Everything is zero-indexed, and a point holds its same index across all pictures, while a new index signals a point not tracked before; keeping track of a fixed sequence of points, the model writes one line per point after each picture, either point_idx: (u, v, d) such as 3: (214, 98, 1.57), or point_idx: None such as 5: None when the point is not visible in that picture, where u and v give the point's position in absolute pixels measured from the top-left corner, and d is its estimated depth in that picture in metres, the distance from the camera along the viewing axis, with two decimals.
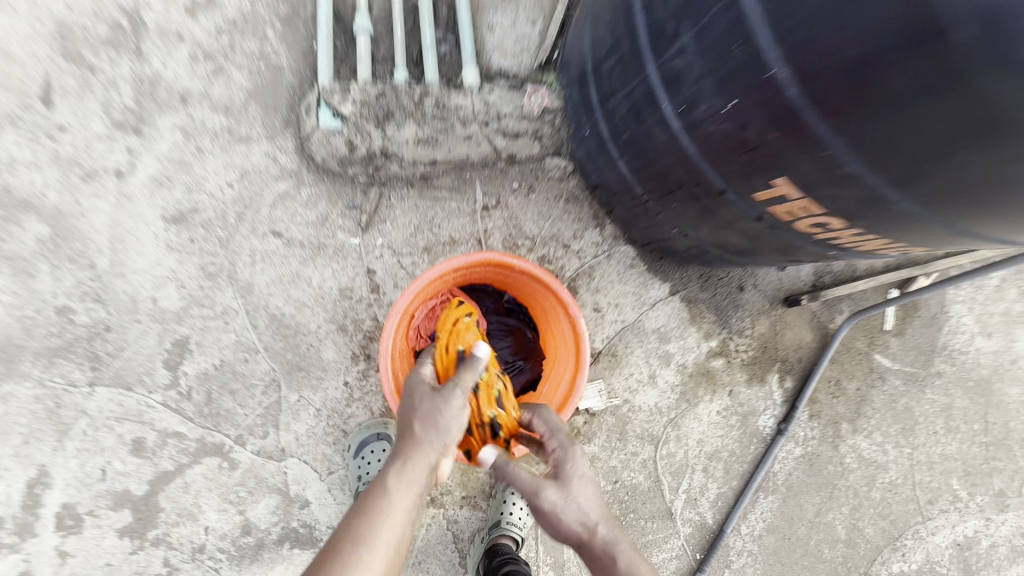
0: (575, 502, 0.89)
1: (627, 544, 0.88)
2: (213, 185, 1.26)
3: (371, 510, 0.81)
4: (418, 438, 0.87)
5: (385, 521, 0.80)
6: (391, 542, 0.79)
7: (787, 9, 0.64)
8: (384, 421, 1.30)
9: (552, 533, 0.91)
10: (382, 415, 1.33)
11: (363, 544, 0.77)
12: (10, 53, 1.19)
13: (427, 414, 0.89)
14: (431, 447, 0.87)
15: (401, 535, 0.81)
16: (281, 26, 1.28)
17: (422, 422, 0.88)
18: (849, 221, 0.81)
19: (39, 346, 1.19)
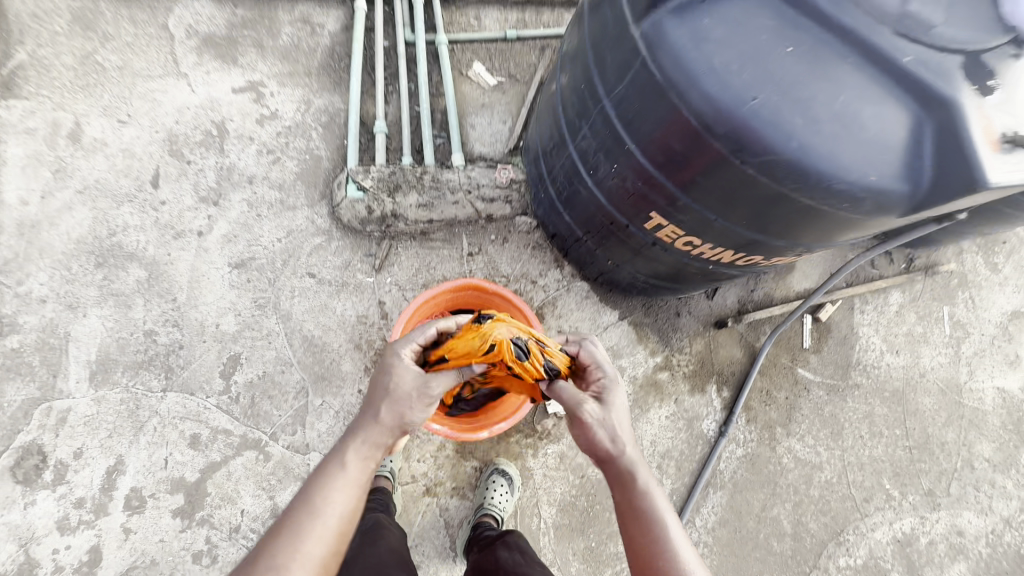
0: (611, 424, 0.97)
1: (647, 470, 0.95)
2: (267, 240, 1.70)
3: (323, 485, 0.86)
4: (381, 416, 0.94)
5: (338, 490, 0.85)
6: (337, 520, 0.83)
7: (625, 114, 1.07)
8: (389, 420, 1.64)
9: (586, 448, 0.98)
10: None
11: (318, 510, 0.83)
12: (133, 153, 1.69)
13: (398, 398, 0.95)
14: (392, 427, 0.94)
15: (343, 523, 0.83)
16: (323, 130, 1.80)
17: (391, 404, 0.95)
18: (702, 238, 1.21)
19: (128, 361, 1.56)
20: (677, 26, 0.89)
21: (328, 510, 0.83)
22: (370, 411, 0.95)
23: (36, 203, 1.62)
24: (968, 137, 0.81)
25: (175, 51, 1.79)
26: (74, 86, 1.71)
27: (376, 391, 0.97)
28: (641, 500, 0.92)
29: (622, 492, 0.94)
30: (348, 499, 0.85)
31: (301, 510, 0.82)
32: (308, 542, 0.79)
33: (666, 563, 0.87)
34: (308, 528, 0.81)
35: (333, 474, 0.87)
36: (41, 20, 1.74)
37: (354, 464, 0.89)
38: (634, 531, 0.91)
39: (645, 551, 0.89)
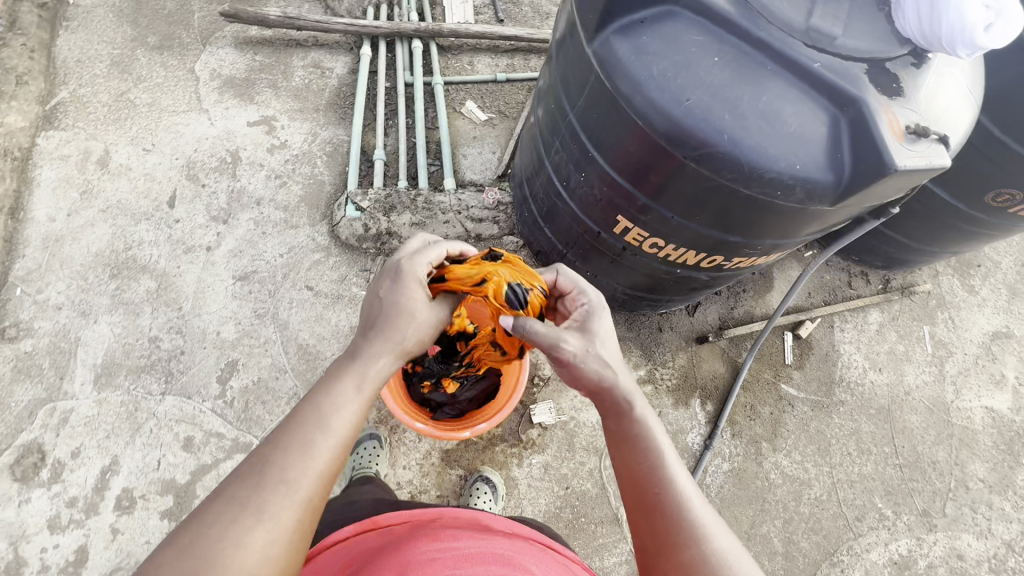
0: (593, 348, 0.94)
1: (641, 399, 0.91)
2: (270, 255, 1.82)
3: (330, 397, 0.77)
4: (399, 338, 0.88)
5: (349, 405, 0.77)
6: (348, 433, 0.75)
7: (588, 124, 1.22)
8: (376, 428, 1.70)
9: (574, 381, 0.96)
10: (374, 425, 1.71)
11: (329, 421, 0.74)
12: (154, 177, 1.87)
13: (412, 319, 0.91)
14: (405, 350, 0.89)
15: (351, 440, 0.75)
16: (327, 158, 1.98)
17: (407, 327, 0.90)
18: (665, 239, 1.31)
19: (132, 365, 1.65)
20: (623, 43, 1.05)
21: (335, 426, 0.75)
22: (382, 328, 0.88)
23: (62, 220, 1.77)
24: (875, 128, 0.93)
25: (200, 91, 2.01)
26: (108, 120, 1.92)
27: (388, 310, 0.90)
28: (634, 431, 0.88)
29: (615, 426, 0.90)
30: (358, 416, 0.77)
31: (306, 424, 0.73)
32: (320, 452, 0.71)
33: (664, 494, 0.81)
34: (317, 438, 0.72)
35: (341, 385, 0.79)
36: (85, 66, 1.98)
37: (366, 384, 0.81)
38: (630, 465, 0.85)
39: (643, 483, 0.83)
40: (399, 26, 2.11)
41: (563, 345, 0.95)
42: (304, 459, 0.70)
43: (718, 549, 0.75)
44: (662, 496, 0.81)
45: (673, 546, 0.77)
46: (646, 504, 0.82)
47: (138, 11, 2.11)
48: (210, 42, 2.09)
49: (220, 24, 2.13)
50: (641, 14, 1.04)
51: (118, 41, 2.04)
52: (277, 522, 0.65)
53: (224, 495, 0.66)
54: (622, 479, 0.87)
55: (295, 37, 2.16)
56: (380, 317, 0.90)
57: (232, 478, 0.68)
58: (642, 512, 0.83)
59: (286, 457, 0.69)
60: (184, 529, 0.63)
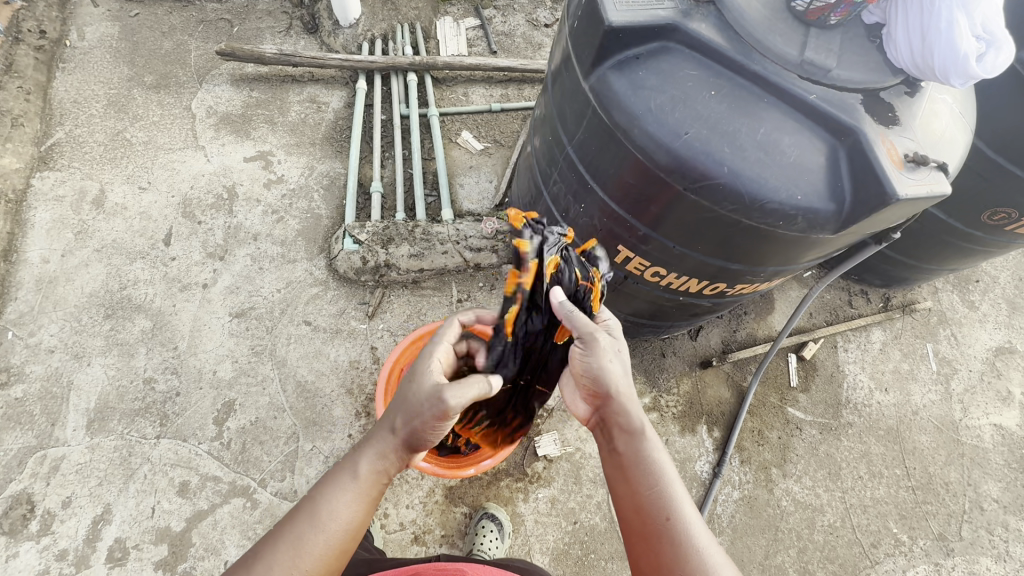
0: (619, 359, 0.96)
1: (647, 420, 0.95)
2: (267, 291, 1.80)
3: (332, 497, 0.86)
4: (398, 431, 0.93)
5: (344, 504, 0.86)
6: (338, 536, 0.84)
7: (585, 155, 1.22)
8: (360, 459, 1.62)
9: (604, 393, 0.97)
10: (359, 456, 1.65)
11: (324, 520, 0.83)
12: (150, 215, 1.86)
13: (414, 405, 0.92)
14: (408, 436, 0.92)
15: (344, 536, 0.84)
16: (324, 192, 1.98)
17: (409, 413, 0.92)
18: (668, 268, 1.29)
19: (126, 408, 1.61)
20: (619, 78, 1.06)
21: (330, 525, 0.83)
22: (392, 411, 0.94)
23: (55, 262, 1.75)
24: (875, 156, 0.94)
25: (196, 128, 2.02)
26: (104, 159, 1.92)
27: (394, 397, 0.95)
28: (642, 453, 0.91)
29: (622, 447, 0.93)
30: (353, 514, 0.86)
31: (306, 520, 0.83)
32: (309, 550, 0.81)
33: (673, 519, 0.84)
34: (309, 540, 0.81)
35: (344, 486, 0.87)
36: (82, 106, 1.99)
37: (361, 473, 0.89)
38: (638, 495, 0.88)
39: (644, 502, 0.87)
40: (394, 60, 2.14)
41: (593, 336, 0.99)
42: (290, 560, 0.79)
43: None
44: (671, 523, 0.84)
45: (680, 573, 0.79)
46: (653, 532, 0.84)
47: (135, 51, 2.13)
48: (206, 80, 2.11)
49: (216, 62, 2.15)
50: (635, 50, 1.05)
51: (116, 81, 2.06)
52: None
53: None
54: (628, 508, 0.89)
55: (291, 73, 2.19)
56: (399, 395, 0.95)
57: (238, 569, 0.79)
58: (646, 543, 0.85)
59: (279, 558, 0.79)
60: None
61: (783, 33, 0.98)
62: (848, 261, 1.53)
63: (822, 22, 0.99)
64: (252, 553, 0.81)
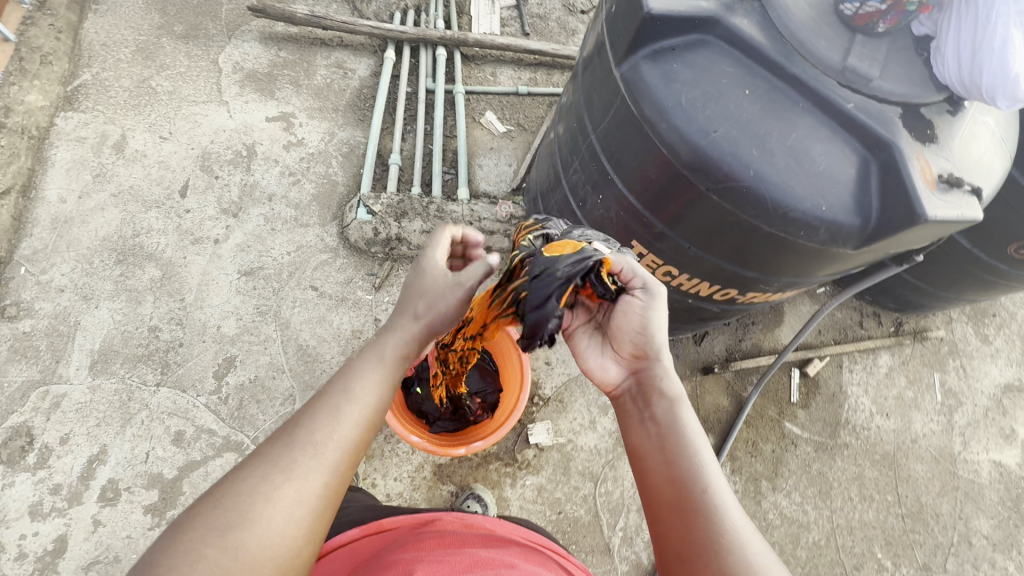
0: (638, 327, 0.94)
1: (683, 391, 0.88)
2: (277, 253, 1.80)
3: (356, 372, 0.84)
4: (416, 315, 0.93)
5: (371, 379, 0.84)
6: (371, 404, 0.82)
7: (609, 145, 1.20)
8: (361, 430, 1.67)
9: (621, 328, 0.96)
10: None
11: (355, 394, 0.81)
12: (168, 165, 1.86)
13: (435, 293, 0.94)
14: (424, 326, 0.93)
15: (376, 411, 0.82)
16: (342, 159, 1.97)
17: (429, 302, 0.94)
18: (680, 267, 1.27)
19: (130, 354, 1.63)
20: (652, 69, 1.03)
21: (361, 397, 0.81)
22: (410, 301, 0.95)
23: (73, 204, 1.76)
24: (906, 173, 0.91)
25: (221, 83, 2.01)
26: (128, 105, 1.92)
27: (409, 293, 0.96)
28: (680, 421, 0.83)
29: (662, 414, 0.85)
30: (380, 390, 0.84)
31: (337, 390, 0.81)
32: (348, 416, 0.79)
33: (708, 491, 0.75)
34: (346, 408, 0.79)
35: (371, 366, 0.86)
36: (110, 50, 1.99)
37: (388, 356, 0.88)
38: (677, 468, 0.79)
39: (675, 466, 0.79)
40: (425, 32, 2.11)
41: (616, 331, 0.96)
42: (330, 426, 0.76)
43: (756, 562, 0.68)
44: (703, 503, 0.74)
45: (707, 551, 0.70)
46: (681, 499, 0.76)
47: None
48: (235, 35, 2.10)
49: (247, 18, 2.14)
50: (672, 41, 1.02)
51: (147, 29, 2.05)
52: (308, 482, 0.71)
53: (262, 455, 0.72)
54: (656, 485, 0.79)
55: (321, 36, 2.16)
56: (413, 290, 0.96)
57: (269, 442, 0.75)
58: (675, 513, 0.75)
59: (320, 426, 0.76)
60: (212, 493, 0.68)
61: (827, 37, 0.95)
62: (868, 279, 1.48)
63: (870, 29, 0.95)
64: (289, 425, 0.77)
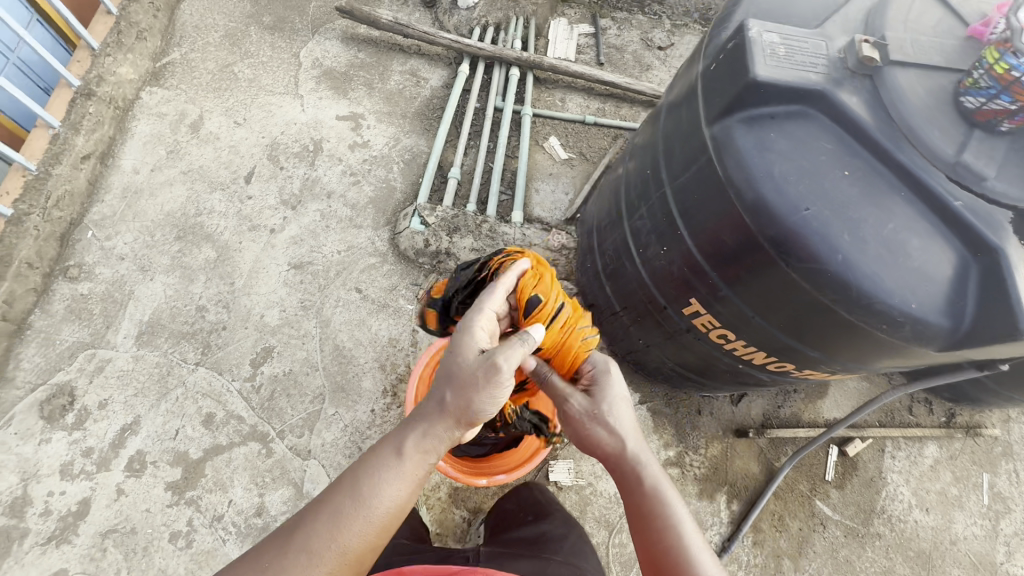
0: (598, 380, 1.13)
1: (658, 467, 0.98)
2: (327, 250, 1.82)
3: (372, 473, 0.85)
4: (448, 409, 0.90)
5: (387, 484, 0.85)
6: (383, 514, 0.83)
7: (683, 200, 1.16)
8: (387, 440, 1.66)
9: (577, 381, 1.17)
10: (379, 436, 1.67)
11: (365, 500, 0.83)
12: (238, 150, 1.91)
13: (466, 387, 0.89)
14: (453, 416, 0.90)
15: (391, 515, 0.84)
16: (403, 166, 1.99)
17: (458, 394, 0.90)
18: (738, 333, 1.22)
19: (176, 330, 1.67)
20: (745, 135, 0.99)
21: (373, 500, 0.83)
22: (440, 389, 0.92)
23: (145, 176, 1.83)
24: (1013, 284, 0.84)
25: (299, 76, 2.06)
26: (209, 87, 1.99)
27: (440, 375, 0.94)
28: (655, 510, 0.93)
29: (632, 500, 0.96)
30: (396, 493, 0.85)
31: (347, 493, 0.83)
32: (350, 521, 0.82)
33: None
34: (349, 516, 0.82)
35: (389, 463, 0.86)
36: (201, 33, 2.07)
37: (406, 452, 0.87)
38: (648, 541, 0.92)
39: (647, 557, 0.91)
40: (501, 51, 2.12)
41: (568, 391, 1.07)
42: (333, 534, 0.81)
43: None
44: (669, 570, 0.88)
45: None
46: None
47: None
48: (319, 32, 2.15)
49: (332, 17, 2.19)
50: (772, 108, 0.97)
51: (237, 16, 2.12)
52: None
53: (267, 550, 0.81)
54: (634, 546, 0.94)
55: (400, 42, 2.20)
56: (444, 375, 0.93)
57: (274, 538, 0.82)
58: None
59: (322, 532, 0.81)
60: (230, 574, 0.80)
61: (942, 128, 0.90)
62: (939, 377, 1.40)
63: (991, 125, 0.90)
64: (296, 520, 0.83)
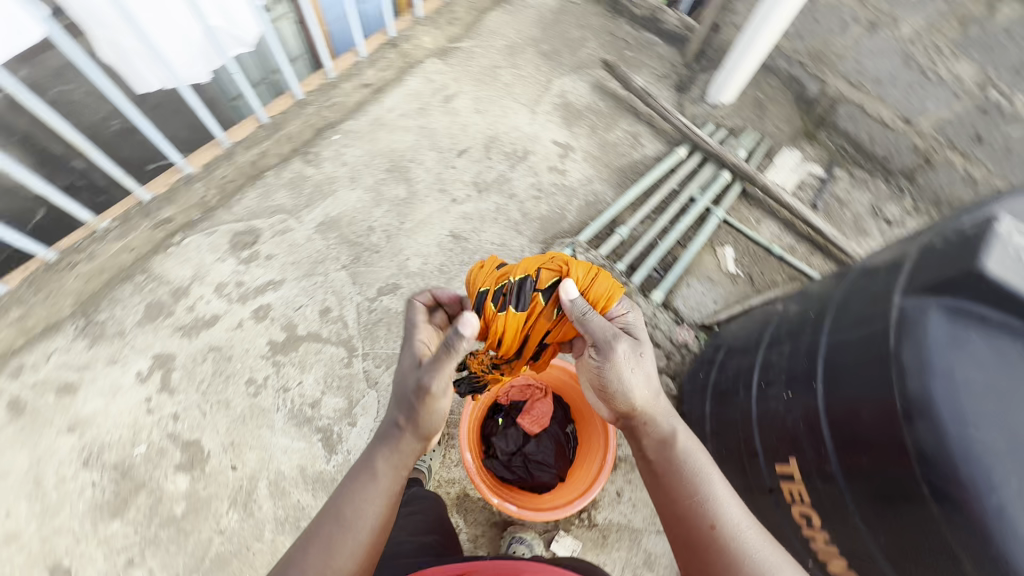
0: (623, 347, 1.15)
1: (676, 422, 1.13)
2: (484, 237, 2.03)
3: (348, 502, 1.03)
4: (404, 424, 1.09)
5: (366, 506, 1.02)
6: (367, 530, 1.00)
7: (835, 357, 1.07)
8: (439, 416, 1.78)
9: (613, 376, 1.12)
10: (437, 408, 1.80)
11: (351, 522, 1.00)
12: (466, 130, 2.24)
13: (419, 396, 1.07)
14: (414, 430, 1.09)
15: (375, 530, 1.01)
16: (581, 205, 2.14)
17: (406, 410, 1.09)
18: (824, 523, 1.08)
19: (346, 234, 1.98)
20: (944, 326, 0.88)
21: (357, 523, 1.00)
22: (393, 410, 1.11)
23: (393, 116, 2.22)
24: None
25: (543, 98, 2.35)
26: (474, 75, 2.36)
27: (392, 400, 1.12)
28: (679, 461, 1.07)
29: (659, 456, 1.10)
30: (376, 509, 1.03)
31: (331, 523, 1.00)
32: (346, 542, 0.98)
33: (717, 528, 0.98)
34: (339, 540, 0.98)
35: (367, 487, 1.05)
36: (492, 36, 2.46)
37: (380, 472, 1.07)
38: (679, 515, 1.02)
39: (684, 508, 1.02)
40: (722, 153, 2.19)
41: (611, 343, 1.13)
42: (329, 559, 0.96)
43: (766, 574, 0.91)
44: (716, 533, 0.97)
45: None
46: (697, 541, 0.99)
47: (554, 22, 2.54)
48: (578, 71, 2.43)
49: (596, 65, 2.46)
50: (984, 314, 0.87)
51: (525, 34, 2.49)
52: None
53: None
54: (678, 527, 1.03)
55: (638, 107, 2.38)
56: (394, 394, 1.11)
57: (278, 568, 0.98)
58: (697, 549, 0.98)
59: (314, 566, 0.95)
60: None
61: None
62: None
63: None
64: (290, 555, 0.99)
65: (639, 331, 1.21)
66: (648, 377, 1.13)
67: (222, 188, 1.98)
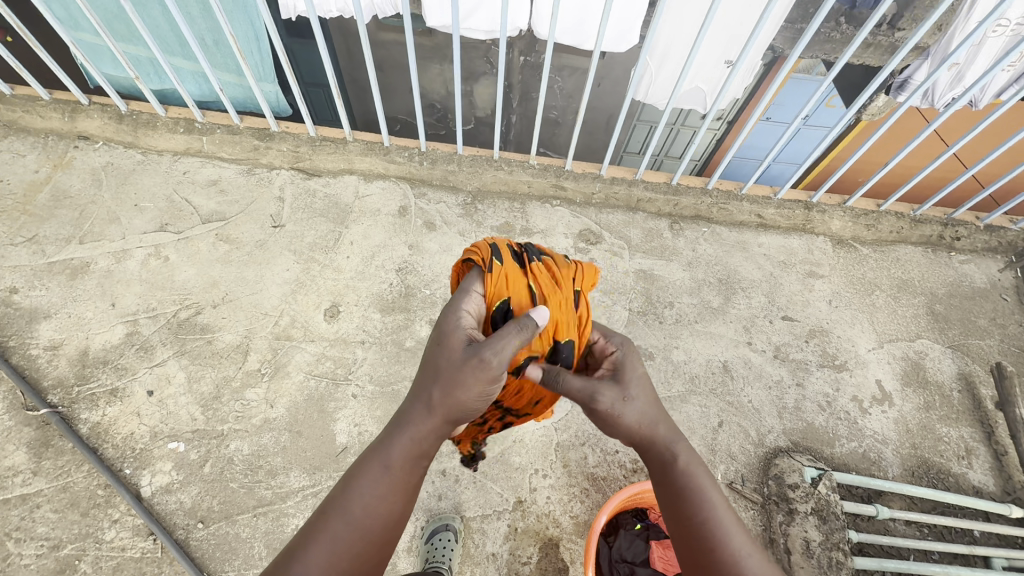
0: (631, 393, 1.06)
1: (674, 432, 1.05)
2: (748, 391, 2.01)
3: (356, 489, 0.94)
4: (431, 408, 0.99)
5: (374, 492, 0.94)
6: (375, 517, 0.93)
7: None
8: (594, 471, 1.83)
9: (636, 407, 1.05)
10: (598, 461, 1.85)
11: (355, 513, 0.92)
12: (807, 306, 2.24)
13: (456, 384, 0.97)
14: (438, 414, 0.99)
15: (383, 514, 0.94)
16: (856, 451, 1.94)
17: (444, 394, 0.98)
18: None
19: (651, 292, 2.20)
20: None
21: (363, 513, 0.92)
22: (426, 389, 1.00)
23: (758, 250, 2.37)
24: None
25: (900, 342, 2.20)
26: (852, 276, 2.34)
27: (420, 384, 1.03)
28: (684, 476, 0.99)
29: (660, 472, 1.02)
30: (384, 498, 0.94)
31: (337, 511, 0.92)
32: (353, 532, 0.90)
33: (717, 554, 0.90)
34: (347, 532, 0.90)
35: (376, 475, 0.95)
36: (895, 262, 2.41)
37: (392, 461, 0.96)
38: (682, 537, 0.95)
39: (684, 534, 0.94)
40: None
41: (593, 401, 1.04)
42: (332, 553, 0.88)
43: None
44: (716, 559, 0.89)
45: None
46: (698, 567, 0.91)
47: (967, 297, 2.34)
48: (956, 351, 2.19)
49: (980, 361, 2.18)
50: None
51: (930, 284, 2.36)
52: None
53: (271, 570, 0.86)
54: (681, 554, 0.95)
55: (998, 432, 2.02)
56: (430, 375, 1.01)
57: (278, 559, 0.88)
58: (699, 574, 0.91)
59: (319, 560, 0.86)
60: None
61: None
62: None
63: None
64: (293, 544, 0.90)
65: (630, 370, 1.10)
66: (637, 407, 1.05)
67: (608, 197, 2.39)
